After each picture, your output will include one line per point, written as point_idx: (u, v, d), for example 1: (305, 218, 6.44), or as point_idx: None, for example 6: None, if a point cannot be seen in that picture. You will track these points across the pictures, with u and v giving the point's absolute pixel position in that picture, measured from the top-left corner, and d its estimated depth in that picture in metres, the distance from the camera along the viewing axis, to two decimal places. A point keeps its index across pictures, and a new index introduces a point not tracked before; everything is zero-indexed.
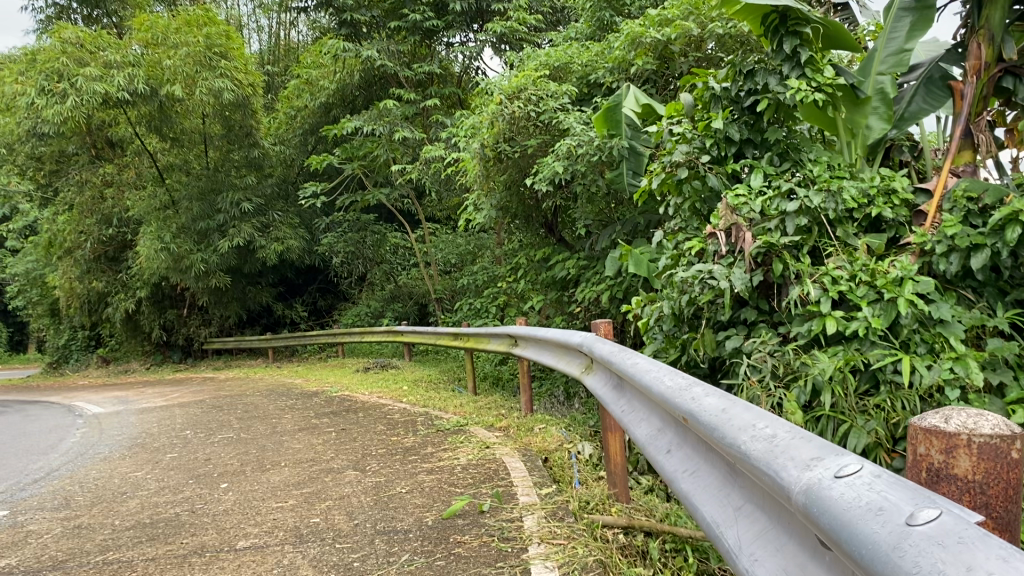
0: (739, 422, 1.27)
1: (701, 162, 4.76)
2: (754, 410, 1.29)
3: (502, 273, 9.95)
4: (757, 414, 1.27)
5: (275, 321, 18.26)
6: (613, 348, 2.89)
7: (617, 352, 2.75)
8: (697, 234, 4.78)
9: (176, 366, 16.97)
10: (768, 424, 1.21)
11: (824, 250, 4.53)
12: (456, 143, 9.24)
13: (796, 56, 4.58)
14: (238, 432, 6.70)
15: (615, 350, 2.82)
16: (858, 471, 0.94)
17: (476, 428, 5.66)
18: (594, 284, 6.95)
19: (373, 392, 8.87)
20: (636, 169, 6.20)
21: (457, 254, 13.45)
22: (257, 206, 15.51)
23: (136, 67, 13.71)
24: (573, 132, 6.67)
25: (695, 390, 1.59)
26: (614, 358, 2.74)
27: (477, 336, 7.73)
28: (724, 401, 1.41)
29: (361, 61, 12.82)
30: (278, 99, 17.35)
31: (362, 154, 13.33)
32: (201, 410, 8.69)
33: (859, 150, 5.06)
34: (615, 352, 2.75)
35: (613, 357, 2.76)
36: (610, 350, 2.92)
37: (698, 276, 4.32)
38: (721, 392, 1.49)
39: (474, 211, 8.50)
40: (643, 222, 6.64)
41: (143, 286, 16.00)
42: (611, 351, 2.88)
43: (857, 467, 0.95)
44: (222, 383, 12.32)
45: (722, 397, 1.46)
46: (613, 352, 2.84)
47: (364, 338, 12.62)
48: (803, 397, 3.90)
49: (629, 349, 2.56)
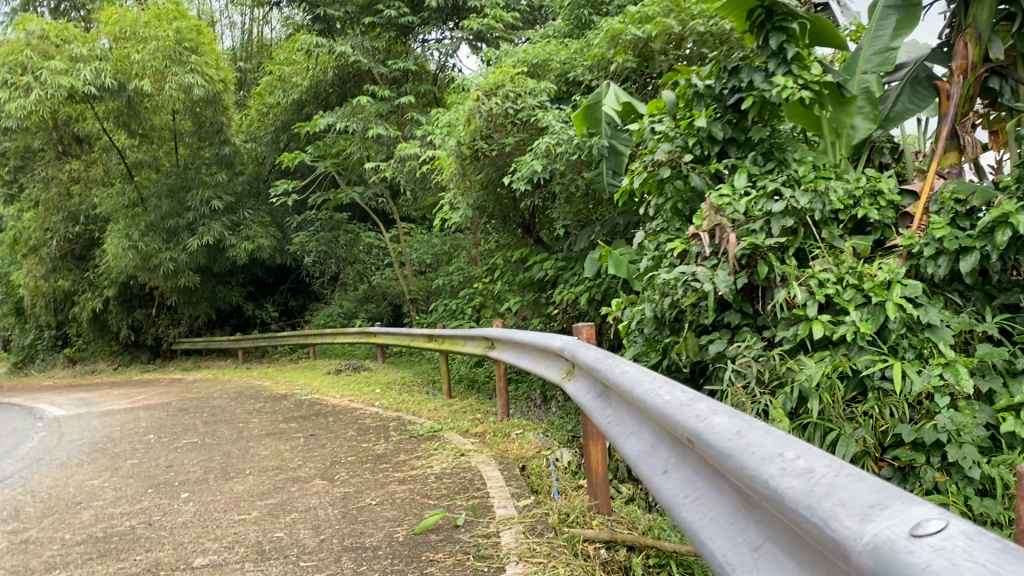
0: (763, 452, 1.12)
1: (684, 161, 4.61)
2: (781, 437, 1.14)
3: (478, 274, 9.78)
4: (782, 443, 1.12)
5: (246, 322, 17.94)
6: (596, 354, 2.74)
7: (601, 358, 2.59)
8: (678, 236, 4.64)
9: (143, 367, 16.63)
10: (801, 456, 1.06)
11: (811, 252, 4.40)
12: (431, 141, 9.07)
13: (782, 53, 4.46)
14: (203, 438, 6.47)
15: (599, 355, 2.66)
16: (943, 530, 0.78)
17: (451, 433, 5.49)
18: (572, 286, 6.80)
19: (345, 395, 8.67)
20: (616, 169, 6.09)
21: (432, 254, 13.28)
22: (228, 204, 15.22)
23: (104, 61, 13.40)
24: (552, 131, 6.53)
25: (699, 407, 1.44)
26: (598, 364, 2.58)
27: (452, 338, 7.56)
28: (738, 424, 1.26)
29: (335, 57, 12.60)
30: (249, 95, 17.07)
31: (336, 152, 13.11)
32: (166, 413, 8.43)
33: (843, 150, 4.94)
34: (600, 358, 2.60)
35: (597, 363, 2.61)
36: (593, 355, 2.77)
37: (681, 278, 4.17)
38: (732, 411, 1.34)
39: (449, 210, 8.32)
40: (623, 223, 6.50)
41: (110, 285, 15.65)
42: (594, 357, 2.73)
43: (943, 525, 0.79)
44: (190, 385, 12.04)
45: (734, 418, 1.31)
46: (597, 358, 2.69)
47: (336, 339, 12.40)
48: (790, 404, 3.77)
49: (616, 355, 2.41)
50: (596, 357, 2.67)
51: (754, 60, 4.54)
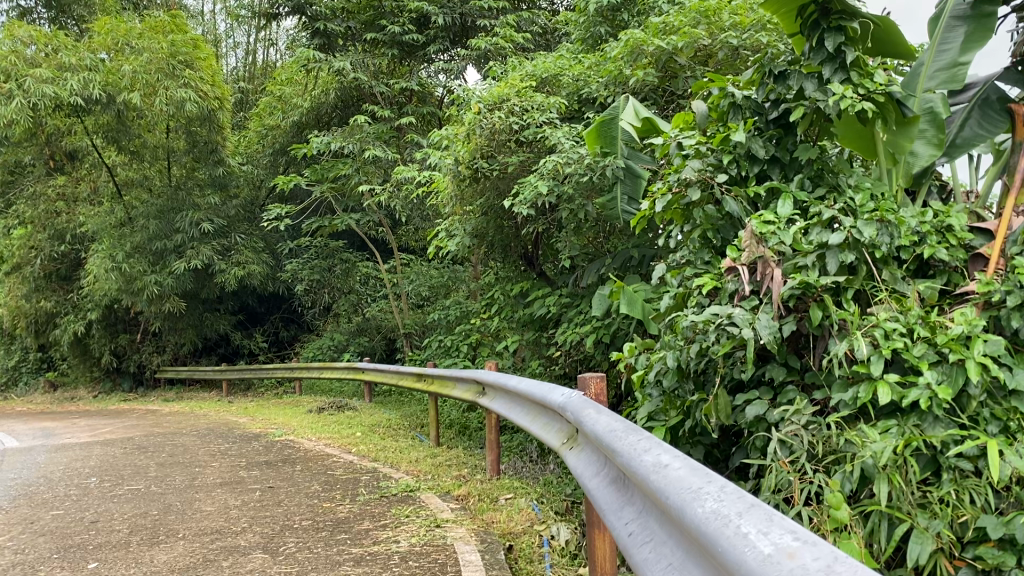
0: None
1: (717, 182, 3.88)
2: None
3: (475, 310, 9.02)
4: None
5: (233, 351, 17.11)
6: (606, 421, 1.99)
7: (616, 428, 1.86)
8: (708, 270, 3.86)
9: (124, 395, 15.78)
10: None
11: (872, 296, 3.61)
12: (430, 162, 8.39)
13: (839, 57, 3.72)
14: (151, 484, 5.65)
15: (615, 421, 1.92)
16: None
17: (429, 495, 4.70)
18: (577, 326, 6.02)
19: (322, 438, 7.85)
20: (632, 194, 5.30)
21: (430, 287, 12.48)
22: (218, 228, 14.49)
23: (94, 71, 12.77)
24: (561, 150, 5.83)
25: None
26: (610, 436, 1.85)
27: (441, 379, 6.79)
28: None
29: (332, 73, 11.99)
30: (249, 116, 16.50)
31: (332, 175, 12.40)
32: (123, 451, 7.59)
33: (902, 180, 4.19)
34: (613, 429, 1.85)
35: (608, 434, 1.87)
36: (603, 421, 2.02)
37: (712, 322, 3.41)
38: None
39: (445, 238, 7.59)
40: (637, 255, 5.72)
41: (93, 308, 14.88)
42: (604, 424, 1.98)
43: None
44: (162, 418, 11.20)
45: None
46: (607, 425, 1.94)
47: (323, 374, 11.59)
48: (849, 486, 2.97)
49: (640, 430, 1.67)
50: (609, 424, 1.93)
51: (805, 65, 3.81)
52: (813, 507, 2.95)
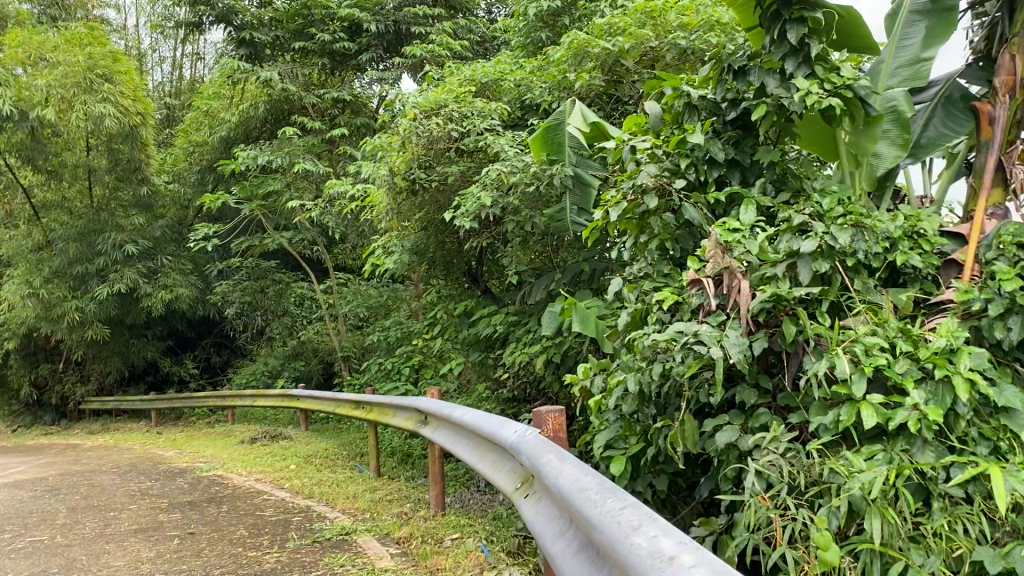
0: None
1: (675, 188, 3.55)
2: None
3: (417, 330, 8.60)
4: None
5: (163, 379, 16.31)
6: (571, 474, 1.62)
7: (587, 484, 1.49)
8: (669, 283, 3.52)
9: (45, 429, 14.88)
10: None
11: (845, 309, 3.30)
12: (363, 175, 7.99)
13: (803, 50, 3.44)
14: (57, 534, 5.06)
15: (585, 474, 1.56)
16: None
17: (367, 538, 4.27)
18: (526, 345, 5.66)
19: (254, 472, 7.33)
20: (582, 204, 5.03)
21: (368, 307, 12.00)
22: (144, 249, 13.78)
23: (5, 86, 12.06)
24: (505, 157, 5.48)
25: None
26: (578, 495, 1.48)
27: (381, 407, 6.36)
28: None
29: (259, 83, 11.51)
30: (175, 132, 15.84)
31: (263, 192, 11.85)
32: (33, 493, 6.95)
33: (864, 183, 3.95)
34: (583, 486, 1.48)
35: (575, 492, 1.50)
36: (568, 472, 1.65)
37: (677, 340, 3.06)
38: None
39: (382, 254, 7.16)
40: (588, 269, 5.39)
41: (9, 337, 14.01)
42: (569, 477, 1.61)
43: None
44: (81, 454, 10.48)
45: None
46: (574, 480, 1.57)
47: (256, 402, 11.01)
48: (836, 521, 2.64)
49: (626, 496, 1.30)
50: (577, 478, 1.56)
51: (765, 59, 3.51)
52: (798, 548, 2.62)
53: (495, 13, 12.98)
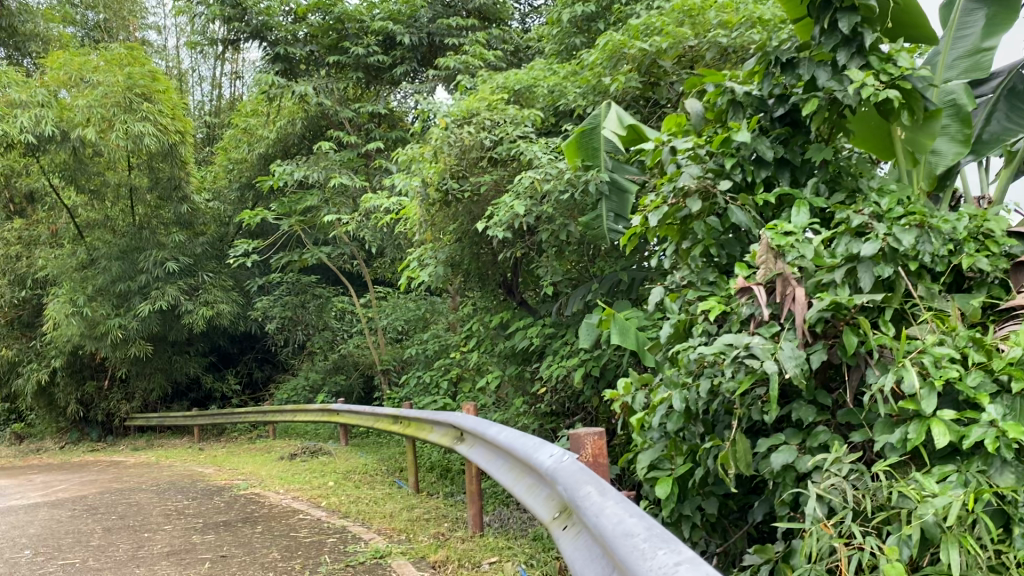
0: None
1: (721, 190, 3.34)
2: None
3: (454, 343, 8.44)
4: None
5: (205, 395, 16.37)
6: (614, 513, 1.43)
7: (634, 530, 1.29)
8: (715, 292, 3.30)
9: (92, 446, 15.01)
10: None
11: (908, 316, 3.05)
12: (397, 188, 7.88)
13: (855, 40, 3.22)
14: (89, 556, 4.94)
15: (631, 515, 1.37)
16: None
17: (402, 562, 4.09)
18: (563, 359, 5.46)
19: (292, 490, 7.21)
20: (619, 211, 4.74)
21: (406, 320, 11.87)
22: (184, 266, 13.83)
23: (47, 107, 12.19)
24: (538, 164, 5.30)
25: None
26: (622, 542, 1.28)
27: (417, 423, 6.21)
28: None
29: (295, 97, 11.51)
30: (214, 150, 15.97)
31: (301, 208, 11.82)
32: (72, 512, 6.91)
33: (924, 182, 3.74)
34: (629, 531, 1.29)
35: (619, 538, 1.31)
36: (612, 511, 1.45)
37: (727, 354, 2.84)
38: None
39: (417, 267, 7.02)
40: (628, 278, 5.15)
41: (55, 355, 14.17)
42: (613, 517, 1.41)
43: None
44: (124, 471, 10.49)
45: None
46: (617, 521, 1.38)
47: (296, 417, 10.95)
48: (907, 551, 2.40)
49: (684, 548, 1.11)
50: (621, 519, 1.37)
51: (815, 51, 3.30)
52: None
53: (530, 22, 12.84)
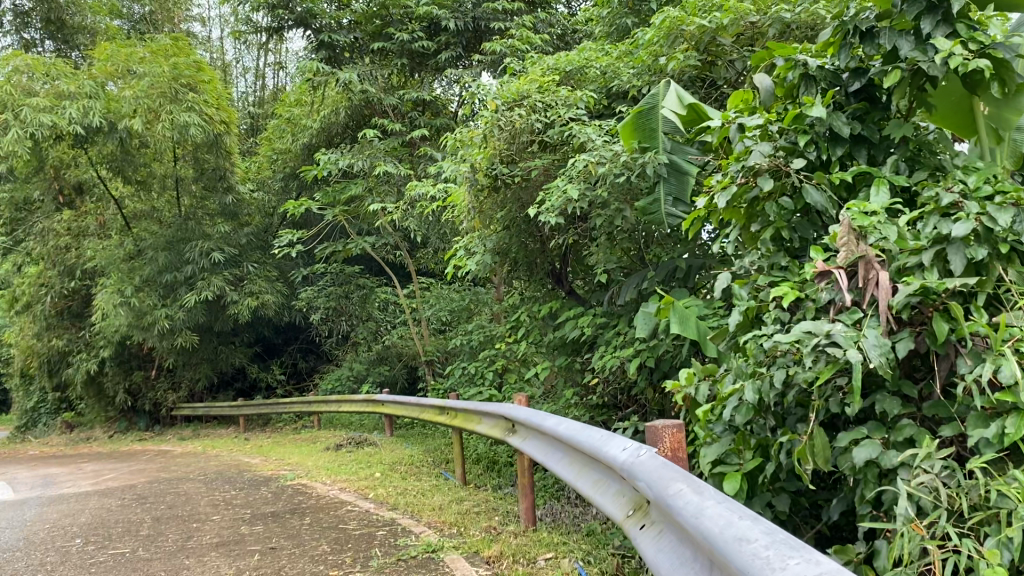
0: None
1: (793, 168, 3.16)
2: None
3: (500, 334, 8.32)
4: None
5: (250, 385, 16.45)
6: (721, 516, 1.33)
7: (753, 538, 1.19)
8: (788, 276, 3.12)
9: (141, 435, 15.18)
10: None
11: (1000, 301, 2.82)
12: (442, 175, 7.78)
13: (942, 7, 2.99)
14: (139, 546, 4.91)
15: (746, 521, 1.27)
16: None
17: (454, 557, 3.98)
18: (616, 350, 5.29)
19: (338, 480, 7.16)
20: (678, 194, 4.61)
21: (450, 311, 11.77)
22: (230, 257, 13.86)
23: (94, 98, 12.30)
24: (592, 147, 5.13)
25: None
26: (741, 550, 1.18)
27: (465, 414, 6.10)
28: None
29: (338, 85, 11.43)
30: (258, 141, 16.04)
31: (344, 198, 11.79)
32: (121, 500, 6.93)
33: (1006, 159, 3.46)
34: (749, 538, 1.19)
35: (735, 545, 1.21)
36: (717, 513, 1.35)
37: (806, 342, 2.66)
38: None
39: (463, 256, 6.90)
40: (685, 265, 4.97)
41: (104, 345, 14.35)
42: (720, 521, 1.31)
43: None
44: (172, 460, 10.56)
45: None
46: (728, 525, 1.28)
47: (341, 407, 10.93)
48: (1010, 555, 2.21)
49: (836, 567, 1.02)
50: (734, 523, 1.27)
51: (897, 19, 3.08)
52: None
53: (576, 7, 12.64)
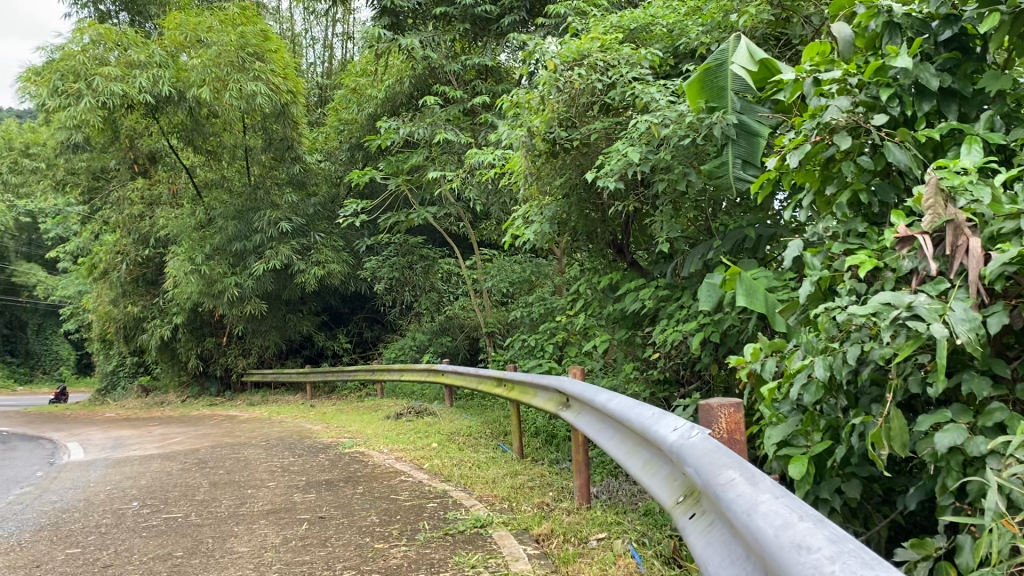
0: None
1: (873, 124, 2.88)
2: None
3: (561, 306, 8.13)
4: None
5: (317, 353, 16.62)
6: (777, 515, 1.13)
7: (816, 547, 0.99)
8: (866, 244, 2.85)
9: (212, 399, 15.51)
10: None
11: None
12: (502, 142, 7.60)
13: None
14: (192, 511, 4.91)
15: (807, 523, 1.07)
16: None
17: (504, 534, 3.83)
18: (678, 323, 5.06)
19: (394, 450, 7.10)
20: (748, 157, 4.34)
21: (512, 282, 11.60)
22: (297, 226, 13.85)
23: (165, 68, 12.51)
24: (654, 107, 4.87)
25: None
26: (800, 561, 0.99)
27: (522, 386, 5.95)
28: None
29: (402, 52, 11.28)
30: (325, 111, 16.07)
31: (407, 167, 11.71)
32: (183, 464, 7.02)
33: None
34: (810, 547, 0.99)
35: (792, 554, 1.01)
36: (773, 511, 1.15)
37: (884, 314, 2.40)
38: None
39: (522, 224, 6.72)
40: (754, 234, 4.69)
41: (177, 312, 14.67)
42: (777, 522, 1.11)
43: None
44: (237, 425, 10.72)
45: None
46: (784, 529, 1.08)
47: (403, 377, 10.92)
48: None
49: None
50: (792, 526, 1.07)
51: None
52: None
53: None
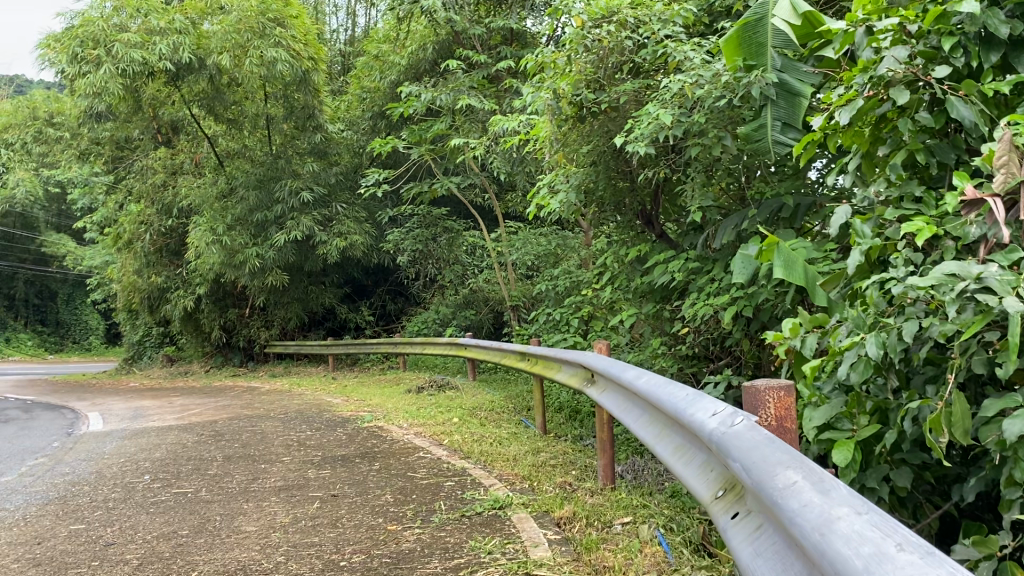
0: None
1: (933, 76, 2.59)
2: None
3: (587, 278, 7.88)
4: None
5: (340, 326, 16.51)
6: (866, 542, 0.91)
7: None
8: (923, 210, 2.58)
9: (235, 370, 15.48)
10: None
11: None
12: (527, 107, 7.33)
13: None
14: (204, 486, 4.75)
15: (911, 558, 0.84)
16: None
17: (525, 516, 3.63)
18: (710, 297, 4.81)
19: (414, 424, 6.94)
20: (788, 119, 4.07)
21: (536, 255, 11.34)
22: (319, 197, 13.69)
23: (184, 34, 12.34)
24: (687, 67, 4.57)
25: None
26: None
27: (544, 360, 5.75)
28: None
29: (425, 15, 10.97)
30: (347, 80, 15.82)
31: (430, 135, 11.46)
32: (200, 437, 6.90)
33: None
34: None
35: None
36: (862, 537, 0.92)
37: (949, 285, 2.14)
38: None
39: (547, 194, 6.47)
40: (792, 203, 4.42)
41: (199, 282, 14.60)
42: (867, 551, 0.89)
43: None
44: (257, 397, 10.62)
45: None
46: (877, 562, 0.86)
47: (425, 350, 10.76)
48: None
49: None
50: (891, 559, 0.85)
51: None
52: None
53: None
